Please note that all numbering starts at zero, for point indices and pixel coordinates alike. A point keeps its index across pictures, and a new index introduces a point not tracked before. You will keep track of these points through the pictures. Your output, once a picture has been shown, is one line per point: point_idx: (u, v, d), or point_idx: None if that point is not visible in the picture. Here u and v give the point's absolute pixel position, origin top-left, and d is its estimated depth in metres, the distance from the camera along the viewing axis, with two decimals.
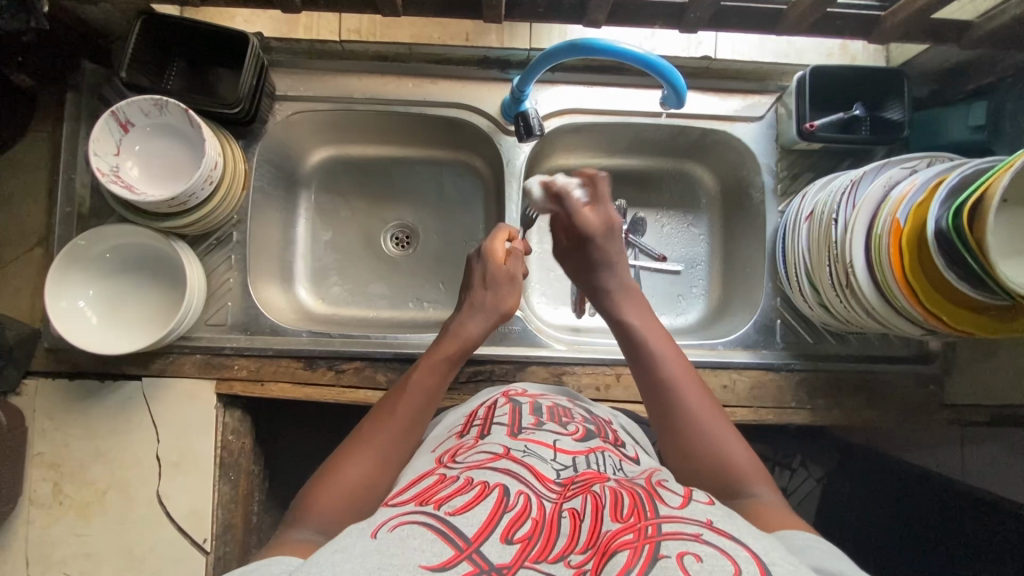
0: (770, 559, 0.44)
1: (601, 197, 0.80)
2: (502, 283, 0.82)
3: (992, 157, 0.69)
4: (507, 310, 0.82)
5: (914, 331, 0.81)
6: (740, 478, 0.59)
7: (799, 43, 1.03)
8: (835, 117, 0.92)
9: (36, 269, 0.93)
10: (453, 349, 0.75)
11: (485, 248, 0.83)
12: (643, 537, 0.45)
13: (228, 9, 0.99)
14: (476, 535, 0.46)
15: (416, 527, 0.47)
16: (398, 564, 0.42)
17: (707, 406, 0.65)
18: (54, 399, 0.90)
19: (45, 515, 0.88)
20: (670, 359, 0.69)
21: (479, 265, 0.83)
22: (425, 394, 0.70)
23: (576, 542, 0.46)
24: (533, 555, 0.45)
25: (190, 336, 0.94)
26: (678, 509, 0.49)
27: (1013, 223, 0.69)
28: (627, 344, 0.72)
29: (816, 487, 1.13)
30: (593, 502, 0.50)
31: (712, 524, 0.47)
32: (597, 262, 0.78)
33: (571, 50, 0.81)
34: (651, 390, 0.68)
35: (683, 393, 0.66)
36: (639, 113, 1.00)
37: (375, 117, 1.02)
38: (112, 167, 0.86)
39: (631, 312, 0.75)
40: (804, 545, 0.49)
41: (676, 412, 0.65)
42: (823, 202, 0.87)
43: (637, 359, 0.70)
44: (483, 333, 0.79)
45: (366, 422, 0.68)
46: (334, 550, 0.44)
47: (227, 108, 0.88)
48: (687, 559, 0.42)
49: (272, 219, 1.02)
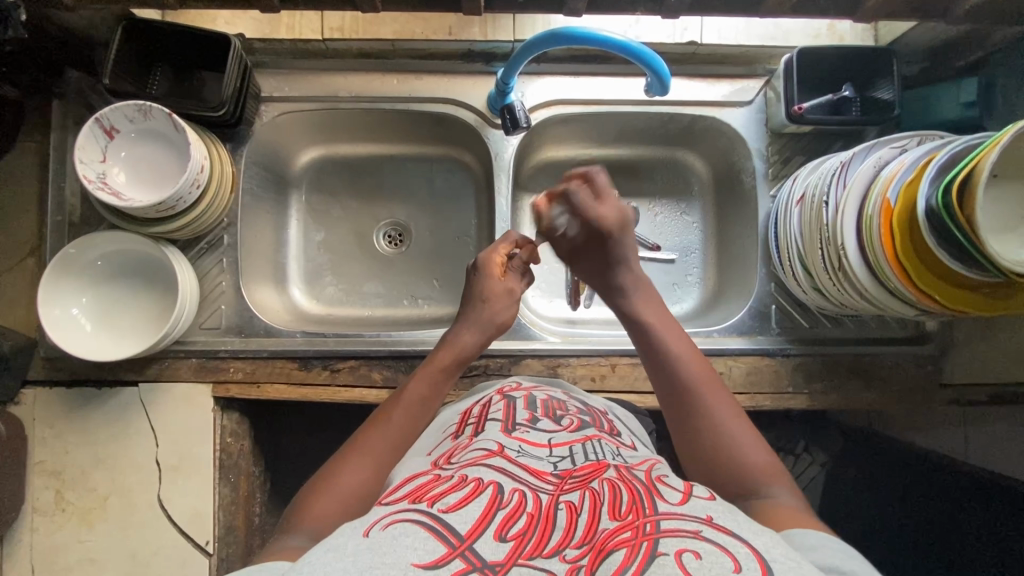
0: (771, 555, 0.43)
1: (603, 192, 0.76)
2: (499, 299, 0.79)
3: (980, 133, 0.68)
4: (499, 322, 0.79)
5: (908, 311, 0.80)
6: (761, 480, 0.58)
7: (786, 25, 1.01)
8: (823, 99, 0.91)
9: (30, 278, 0.94)
10: (448, 360, 0.75)
11: (482, 259, 0.81)
12: (641, 535, 0.44)
13: (209, 11, 0.98)
14: (469, 532, 0.46)
15: (409, 525, 0.46)
16: (389, 563, 0.41)
17: (730, 410, 0.64)
18: (51, 407, 0.91)
19: (49, 522, 0.89)
20: (691, 360, 0.68)
21: (481, 277, 0.80)
22: (421, 402, 0.70)
23: (571, 537, 0.46)
24: (528, 551, 0.44)
25: (185, 340, 0.94)
26: (678, 505, 0.49)
27: (1001, 197, 0.68)
28: (646, 345, 0.71)
29: (820, 472, 1.16)
30: (592, 498, 0.50)
31: (713, 520, 0.47)
32: (611, 259, 0.76)
33: (552, 40, 0.80)
34: (670, 391, 0.67)
35: (701, 391, 0.65)
36: (624, 101, 0.99)
37: (363, 115, 1.01)
38: (98, 174, 0.86)
39: (650, 314, 0.73)
40: (813, 544, 0.49)
41: (697, 410, 0.64)
42: (814, 185, 0.86)
43: (655, 362, 0.69)
44: (479, 346, 0.78)
45: (362, 429, 0.68)
46: (326, 549, 0.44)
47: (212, 111, 0.87)
48: (686, 556, 0.42)
49: (263, 221, 1.02)
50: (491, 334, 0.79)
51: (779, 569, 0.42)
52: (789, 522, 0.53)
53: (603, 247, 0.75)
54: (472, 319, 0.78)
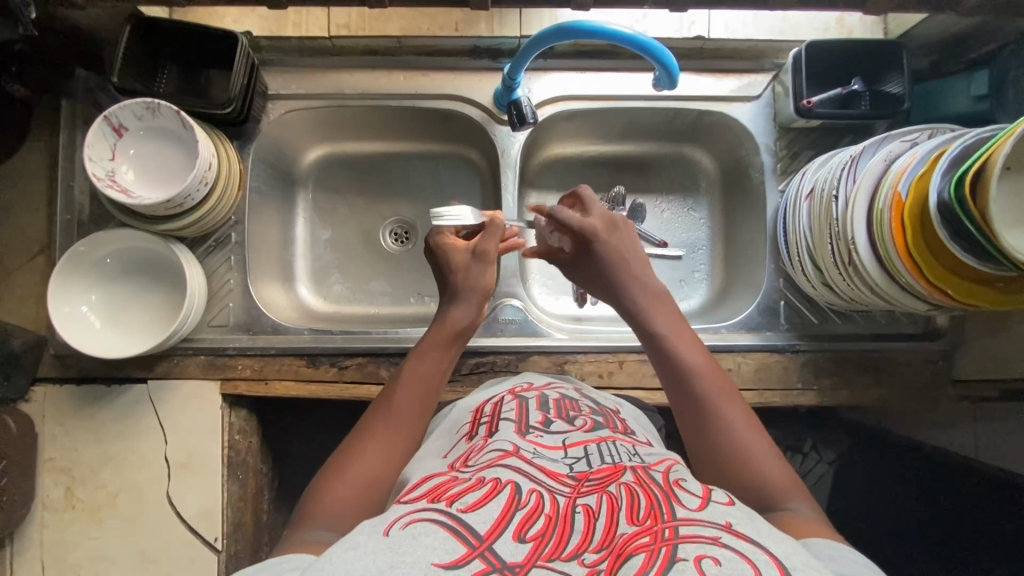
0: (790, 563, 0.43)
1: (589, 204, 0.80)
2: (469, 267, 0.78)
3: (994, 125, 0.67)
4: (484, 288, 0.78)
5: (920, 306, 0.80)
6: (775, 495, 0.57)
7: (794, 19, 1.00)
8: (834, 92, 0.90)
9: (40, 276, 0.94)
10: (443, 336, 0.74)
11: (434, 240, 0.81)
12: (660, 540, 0.44)
13: (217, 10, 0.99)
14: (489, 532, 0.46)
15: (429, 525, 0.46)
16: (410, 562, 0.42)
17: (747, 423, 0.62)
18: (62, 404, 0.91)
19: (59, 519, 0.89)
20: (707, 371, 0.66)
21: (448, 250, 0.80)
22: (422, 383, 0.70)
23: (590, 542, 0.46)
24: (546, 554, 0.44)
25: (193, 338, 0.95)
26: (696, 511, 0.48)
27: (1017, 190, 0.67)
28: (657, 356, 0.69)
29: (828, 470, 1.14)
30: (609, 502, 0.50)
31: (732, 526, 0.46)
32: (607, 262, 0.76)
33: (559, 33, 0.79)
34: (686, 407, 0.65)
35: (719, 404, 0.64)
36: (632, 96, 0.99)
37: (370, 112, 1.02)
38: (107, 171, 0.86)
39: (662, 322, 0.71)
40: (834, 554, 0.49)
41: (715, 428, 0.62)
42: (825, 179, 0.86)
43: (668, 372, 0.68)
44: (471, 316, 0.76)
45: (367, 417, 0.67)
46: (347, 546, 0.44)
47: (220, 109, 0.88)
48: (705, 561, 0.42)
49: (270, 219, 1.02)
50: (484, 304, 0.78)
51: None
52: (807, 531, 0.53)
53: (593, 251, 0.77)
54: (459, 293, 0.77)
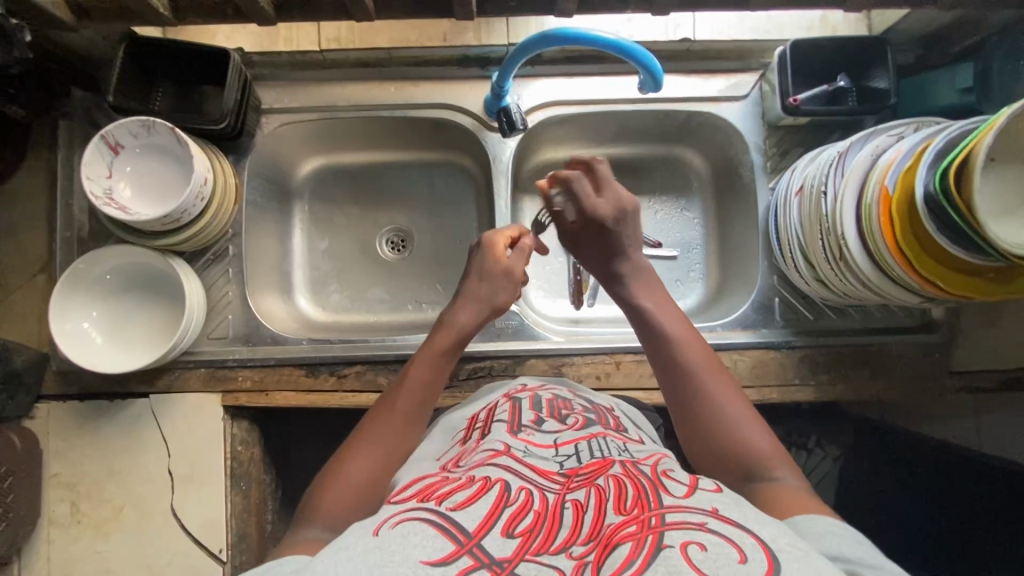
0: (776, 545, 0.43)
1: (604, 181, 0.79)
2: (494, 278, 0.80)
3: (976, 117, 0.68)
4: (497, 303, 0.80)
5: (912, 298, 0.80)
6: (762, 462, 0.58)
7: (778, 18, 1.03)
8: (819, 90, 0.91)
9: (40, 295, 0.95)
10: (447, 342, 0.75)
11: (486, 241, 0.82)
12: (646, 529, 0.44)
13: (209, 27, 1.01)
14: (477, 529, 0.46)
15: (418, 524, 0.47)
16: (398, 560, 0.42)
17: (729, 393, 0.63)
18: (66, 420, 0.92)
19: (65, 534, 0.90)
20: (690, 344, 0.67)
21: (481, 261, 0.81)
22: (426, 384, 0.71)
23: (578, 534, 0.46)
24: (534, 548, 0.45)
25: (193, 350, 0.96)
26: (682, 498, 0.49)
27: (999, 180, 0.68)
28: (643, 330, 0.71)
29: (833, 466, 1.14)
30: (597, 495, 0.50)
31: (718, 512, 0.47)
32: (608, 243, 0.77)
33: (543, 41, 0.80)
34: (669, 377, 0.66)
35: (701, 378, 0.64)
36: (620, 99, 1.00)
37: (364, 123, 1.03)
38: (105, 189, 0.88)
39: (647, 299, 0.73)
40: (822, 529, 0.48)
41: (696, 396, 0.63)
42: (811, 176, 0.87)
43: (653, 345, 0.69)
44: (476, 325, 0.78)
45: (367, 419, 0.68)
46: (336, 550, 0.45)
47: (213, 124, 0.89)
48: (692, 548, 0.42)
49: (268, 231, 1.04)
50: (489, 315, 0.80)
51: (785, 559, 0.41)
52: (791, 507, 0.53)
53: (601, 234, 0.77)
54: (469, 297, 0.79)
